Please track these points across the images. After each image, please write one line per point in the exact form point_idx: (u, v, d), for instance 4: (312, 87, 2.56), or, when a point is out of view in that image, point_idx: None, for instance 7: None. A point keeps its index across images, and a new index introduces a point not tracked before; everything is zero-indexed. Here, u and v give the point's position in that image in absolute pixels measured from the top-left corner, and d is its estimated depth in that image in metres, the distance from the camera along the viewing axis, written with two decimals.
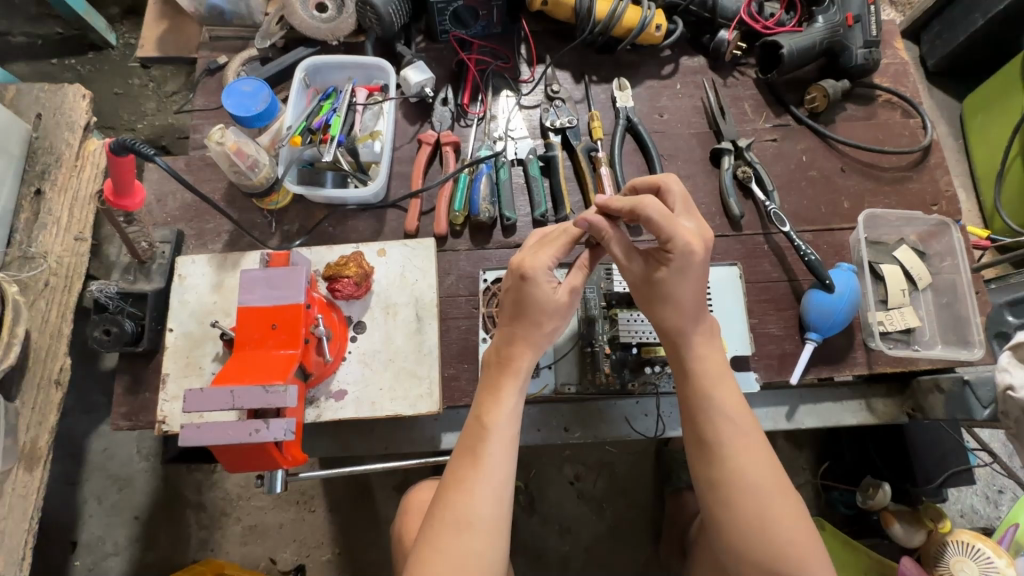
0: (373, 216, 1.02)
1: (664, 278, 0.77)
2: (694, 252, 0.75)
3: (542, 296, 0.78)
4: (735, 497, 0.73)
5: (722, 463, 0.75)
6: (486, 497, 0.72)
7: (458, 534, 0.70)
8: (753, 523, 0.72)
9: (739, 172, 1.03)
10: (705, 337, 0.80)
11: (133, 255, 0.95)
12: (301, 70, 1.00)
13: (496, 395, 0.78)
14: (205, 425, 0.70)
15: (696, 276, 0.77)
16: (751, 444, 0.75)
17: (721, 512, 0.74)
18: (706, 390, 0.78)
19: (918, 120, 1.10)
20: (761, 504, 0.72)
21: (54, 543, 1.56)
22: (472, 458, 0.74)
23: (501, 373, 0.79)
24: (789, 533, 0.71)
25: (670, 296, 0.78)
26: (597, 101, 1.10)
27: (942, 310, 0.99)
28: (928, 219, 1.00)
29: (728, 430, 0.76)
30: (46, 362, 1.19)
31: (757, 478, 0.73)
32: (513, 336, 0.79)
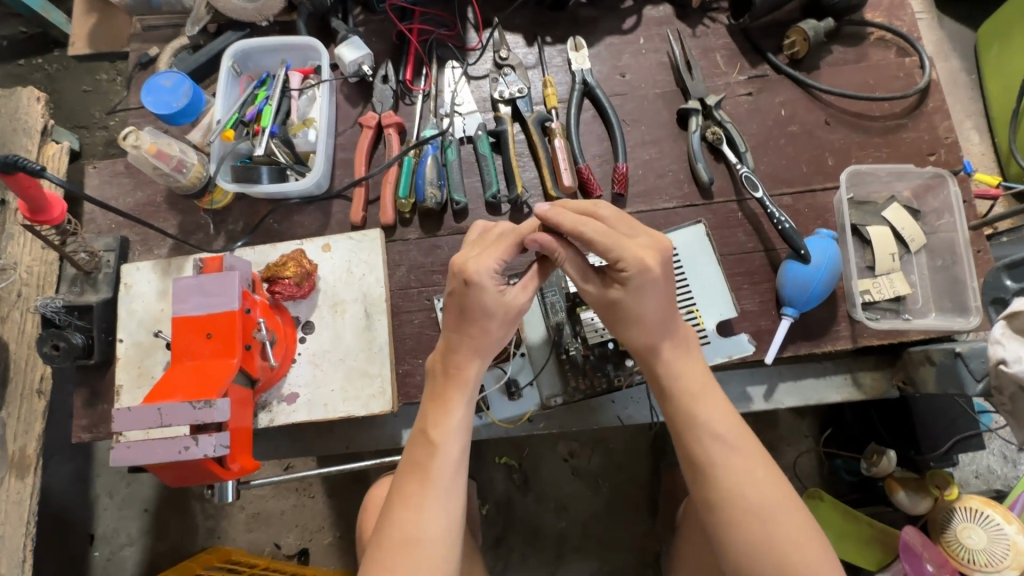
0: (319, 210, 0.97)
1: (623, 297, 0.71)
2: (651, 267, 0.69)
3: (489, 300, 0.70)
4: (739, 517, 0.66)
5: (717, 483, 0.68)
6: (435, 516, 0.68)
7: (405, 554, 0.66)
8: (762, 548, 0.64)
9: (708, 133, 0.94)
10: (677, 348, 0.74)
11: (76, 266, 0.92)
12: (228, 57, 0.93)
13: (439, 411, 0.72)
14: (134, 445, 0.68)
15: (660, 290, 0.70)
16: (745, 460, 0.68)
17: (720, 531, 0.67)
18: (688, 406, 0.72)
19: (915, 59, 0.97)
20: (767, 526, 0.65)
21: (71, 536, 1.63)
22: (422, 474, 0.70)
23: (447, 385, 0.73)
24: (800, 553, 0.64)
25: (636, 315, 0.71)
26: (552, 65, 1.01)
27: (937, 274, 0.90)
28: (922, 172, 0.89)
29: (733, 460, 0.68)
30: (26, 373, 1.21)
31: (757, 496, 0.66)
32: (453, 344, 0.72)
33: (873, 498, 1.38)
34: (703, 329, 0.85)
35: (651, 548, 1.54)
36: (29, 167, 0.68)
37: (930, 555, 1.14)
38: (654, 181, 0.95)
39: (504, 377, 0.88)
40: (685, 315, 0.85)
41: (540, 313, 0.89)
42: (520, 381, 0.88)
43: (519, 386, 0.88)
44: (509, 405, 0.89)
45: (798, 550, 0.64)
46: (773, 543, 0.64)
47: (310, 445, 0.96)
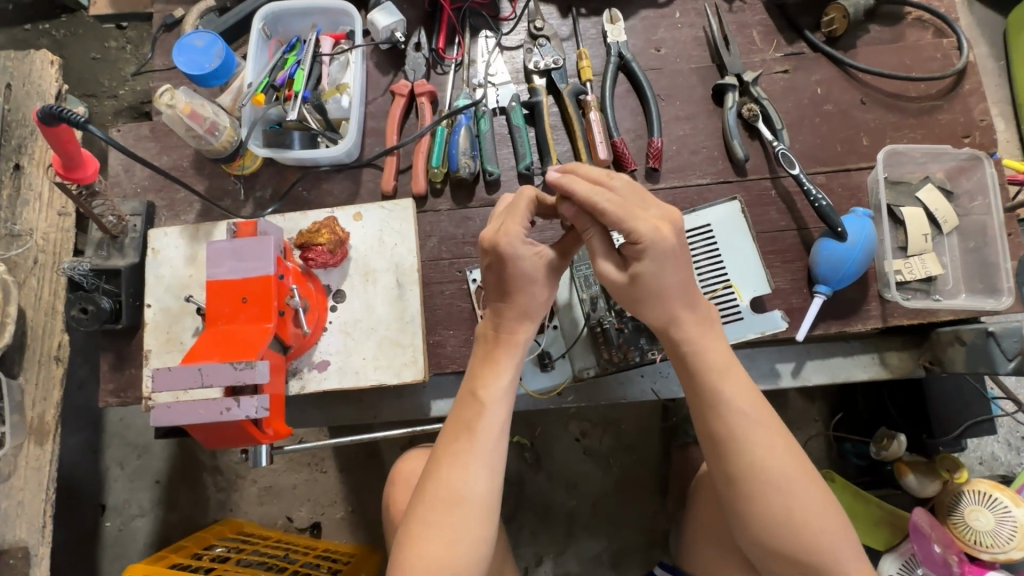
0: (349, 178, 0.96)
1: (642, 270, 0.68)
2: (665, 239, 0.67)
3: (528, 265, 0.71)
4: (761, 491, 0.66)
5: (739, 459, 0.67)
6: (481, 472, 0.69)
7: (450, 508, 0.67)
8: (782, 518, 0.65)
9: (744, 110, 0.93)
10: (700, 322, 0.72)
11: (103, 230, 0.91)
12: (259, 20, 0.92)
13: (489, 371, 0.73)
14: (175, 405, 0.68)
15: (676, 260, 0.68)
16: (769, 437, 0.67)
17: (740, 504, 0.67)
18: (712, 381, 0.69)
19: (953, 40, 0.97)
20: (790, 499, 0.65)
21: (82, 506, 1.64)
22: (467, 429, 0.70)
23: (499, 347, 0.73)
24: (817, 521, 0.65)
25: (656, 288, 0.69)
26: (586, 37, 1.00)
27: (968, 256, 0.90)
28: (957, 154, 0.89)
29: (756, 437, 0.67)
30: (44, 340, 1.20)
31: (777, 471, 0.66)
32: (507, 304, 0.73)
33: (881, 481, 1.40)
34: (737, 304, 0.86)
35: (661, 527, 1.56)
36: (72, 117, 0.67)
37: (938, 536, 1.18)
38: (687, 157, 0.95)
39: (537, 348, 0.89)
40: (722, 291, 0.86)
41: (573, 286, 0.89)
42: (552, 352, 0.89)
43: (551, 357, 0.89)
44: (541, 376, 0.89)
45: (816, 518, 0.65)
46: (791, 512, 0.65)
47: (338, 413, 0.96)
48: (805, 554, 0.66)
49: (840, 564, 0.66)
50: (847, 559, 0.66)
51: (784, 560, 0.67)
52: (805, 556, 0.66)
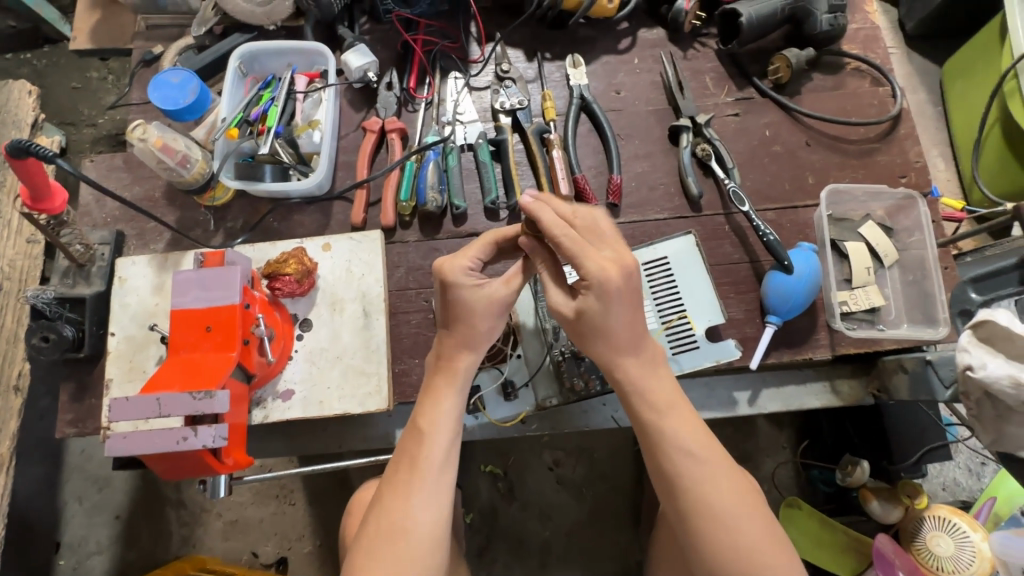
0: (320, 210, 0.98)
1: (585, 309, 0.69)
2: (611, 280, 0.67)
3: (468, 298, 0.72)
4: (706, 527, 0.65)
5: (684, 494, 0.67)
6: (422, 504, 0.68)
7: (391, 545, 0.66)
8: (728, 555, 0.64)
9: (698, 150, 0.99)
10: (644, 365, 0.72)
11: (70, 259, 0.91)
12: (234, 58, 0.95)
13: (434, 401, 0.73)
14: (132, 434, 0.68)
15: (624, 303, 0.68)
16: (713, 468, 0.67)
17: (688, 540, 0.67)
18: (653, 419, 0.70)
19: (888, 89, 1.05)
20: (734, 534, 0.65)
21: (35, 546, 1.57)
22: (409, 465, 0.71)
23: (438, 378, 0.74)
24: (765, 554, 0.64)
25: (600, 325, 0.69)
26: (550, 80, 1.05)
27: (909, 288, 0.95)
28: (894, 194, 0.96)
29: (699, 470, 0.67)
30: (5, 368, 1.18)
31: (721, 505, 0.66)
32: (444, 337, 0.75)
33: (847, 507, 1.43)
34: (693, 334, 0.89)
35: (634, 559, 1.56)
36: (40, 151, 0.69)
37: (902, 563, 1.20)
38: (646, 193, 1.00)
39: (500, 378, 0.90)
40: (677, 321, 0.90)
41: (536, 316, 0.92)
42: (516, 381, 0.91)
43: (515, 386, 0.90)
44: (505, 405, 0.90)
45: (762, 551, 0.64)
46: (737, 548, 0.64)
47: (301, 443, 0.94)
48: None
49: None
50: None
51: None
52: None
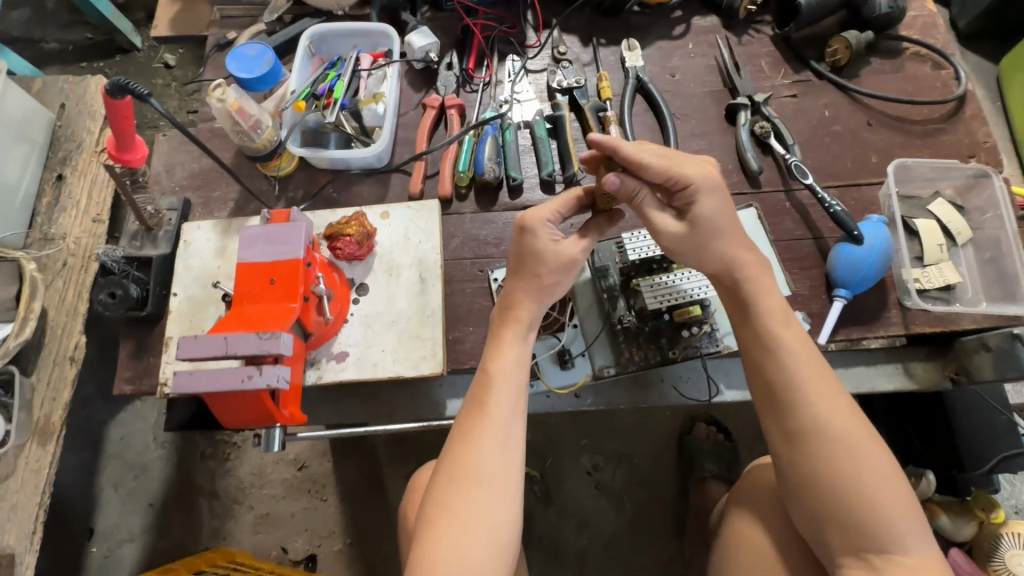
0: (378, 182, 1.00)
1: (696, 216, 0.73)
2: (710, 180, 0.72)
3: (545, 251, 0.77)
4: (822, 446, 0.66)
5: (801, 415, 0.68)
6: (492, 449, 0.70)
7: (467, 488, 0.68)
8: (843, 480, 0.65)
9: (756, 127, 0.99)
10: (758, 268, 0.76)
11: (140, 221, 0.95)
12: (305, 38, 1.01)
13: (500, 347, 0.76)
14: (198, 372, 0.67)
15: (724, 199, 0.73)
16: (828, 389, 0.69)
17: (801, 461, 0.68)
18: (770, 333, 0.72)
19: (951, 72, 1.03)
20: (853, 458, 0.66)
21: (69, 532, 1.56)
22: (478, 408, 0.73)
23: (503, 326, 0.77)
24: (879, 480, 0.65)
25: (714, 228, 0.73)
26: (606, 63, 1.07)
27: (985, 266, 0.91)
28: (966, 168, 0.93)
29: (816, 389, 0.68)
30: (61, 340, 1.20)
31: (836, 423, 0.67)
32: (513, 285, 0.79)
33: None
34: None
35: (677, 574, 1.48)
36: (135, 90, 0.69)
37: None
38: None
39: (556, 347, 0.88)
40: None
41: (592, 284, 0.90)
42: (572, 350, 0.88)
43: (571, 355, 0.88)
44: (562, 374, 0.88)
45: (878, 479, 0.65)
46: (852, 463, 0.66)
47: (350, 410, 0.93)
48: (864, 515, 0.64)
49: (901, 530, 0.64)
50: (903, 527, 0.64)
51: (845, 525, 0.65)
52: (865, 518, 0.64)
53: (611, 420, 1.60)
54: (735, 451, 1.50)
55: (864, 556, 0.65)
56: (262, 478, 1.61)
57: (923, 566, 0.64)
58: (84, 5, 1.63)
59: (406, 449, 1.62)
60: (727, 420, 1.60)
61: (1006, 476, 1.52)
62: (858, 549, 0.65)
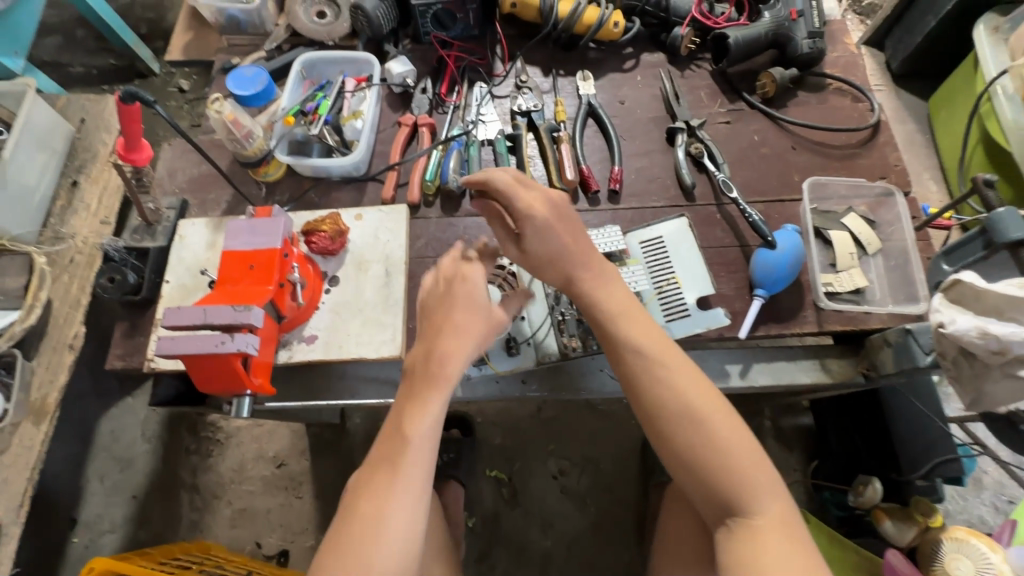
0: (355, 189, 1.12)
1: (528, 246, 0.83)
2: (538, 213, 0.81)
3: (466, 294, 0.82)
4: (670, 424, 0.74)
5: (650, 399, 0.76)
6: (431, 411, 0.79)
7: (403, 444, 0.78)
8: (693, 453, 0.73)
9: (692, 148, 1.11)
10: (596, 277, 0.83)
11: (142, 216, 1.08)
12: (297, 64, 1.15)
13: (416, 407, 0.79)
14: (179, 337, 0.78)
15: (557, 231, 0.82)
16: (674, 372, 0.76)
17: (659, 440, 0.76)
18: (618, 325, 0.80)
19: (868, 104, 1.16)
20: (700, 434, 0.73)
21: (53, 520, 1.62)
22: (419, 373, 0.82)
23: (417, 381, 0.80)
24: (729, 451, 0.72)
25: (542, 258, 0.83)
26: (563, 91, 1.21)
27: (892, 273, 1.01)
28: (872, 188, 1.05)
29: (663, 375, 0.76)
30: (62, 329, 1.30)
31: (681, 404, 0.74)
32: (445, 329, 0.81)
33: (861, 531, 1.39)
34: (684, 302, 0.97)
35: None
36: (141, 97, 0.81)
37: None
38: (644, 184, 1.11)
39: (504, 334, 0.98)
40: (668, 283, 0.98)
41: (538, 280, 1.02)
42: (519, 338, 0.98)
43: (517, 342, 0.97)
44: (508, 359, 0.97)
45: (727, 450, 0.72)
46: (699, 438, 0.73)
47: (317, 389, 1.02)
48: (717, 483, 0.72)
49: (757, 494, 0.71)
50: (759, 490, 0.71)
51: (704, 491, 0.73)
52: (719, 485, 0.72)
53: (578, 426, 1.68)
54: None
55: (726, 521, 0.72)
56: (242, 474, 1.68)
57: (780, 527, 0.70)
58: (109, 34, 1.80)
59: None
60: None
61: (957, 490, 1.58)
62: (722, 513, 0.73)
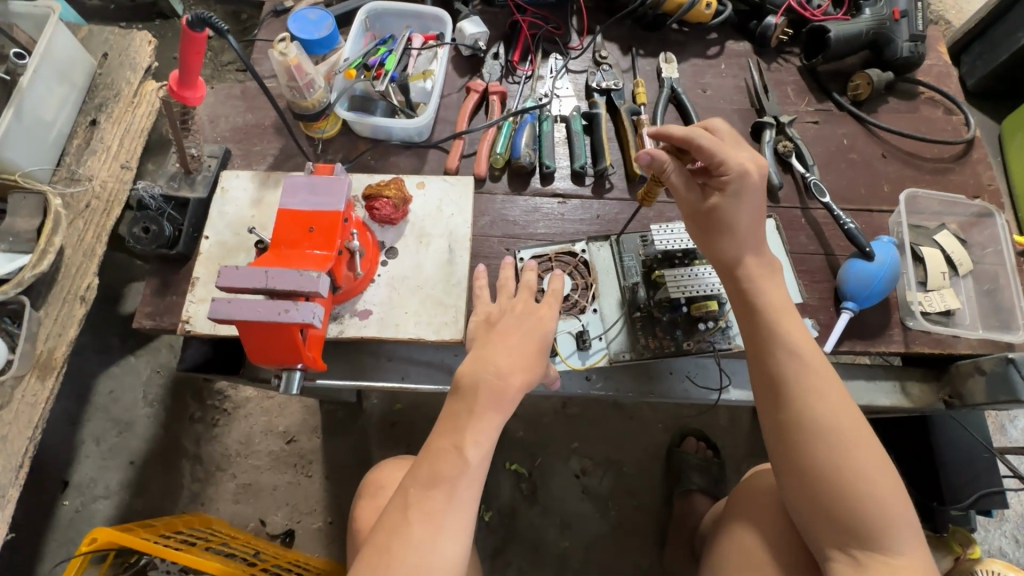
0: (415, 155, 1.04)
1: (720, 204, 0.78)
2: (749, 175, 0.76)
3: (518, 317, 0.80)
4: (811, 437, 0.70)
5: (793, 406, 0.72)
6: (516, 370, 0.75)
7: (493, 402, 0.72)
8: (831, 473, 0.69)
9: (779, 146, 1.04)
10: (762, 267, 0.80)
11: (181, 163, 0.97)
12: (362, 13, 1.05)
13: (477, 424, 0.71)
14: (236, 300, 0.69)
15: (755, 199, 0.77)
16: (823, 384, 0.72)
17: (793, 452, 0.71)
18: (768, 320, 0.76)
19: (961, 117, 1.10)
20: (842, 455, 0.69)
21: (43, 482, 1.52)
22: (503, 334, 0.78)
23: (480, 397, 0.72)
24: (868, 482, 0.68)
25: (727, 221, 0.78)
26: (642, 72, 1.13)
27: (982, 297, 0.97)
28: (970, 206, 1.00)
29: (812, 381, 0.72)
30: (74, 278, 1.14)
31: (831, 415, 0.71)
32: (500, 333, 0.78)
33: None
34: None
35: None
36: (217, 25, 0.75)
37: None
38: None
39: (575, 327, 0.91)
40: None
41: (615, 271, 0.94)
42: (590, 333, 0.91)
43: (589, 336, 0.91)
44: (580, 355, 0.90)
45: (867, 480, 0.68)
46: (843, 459, 0.69)
47: (362, 367, 0.95)
48: (853, 511, 0.68)
49: (894, 531, 0.67)
50: (896, 528, 0.67)
51: (830, 518, 0.69)
52: (855, 513, 0.67)
53: (603, 426, 1.62)
54: (722, 468, 1.52)
55: (849, 551, 0.68)
56: (248, 448, 1.60)
57: (914, 570, 0.66)
58: None
59: (397, 433, 1.61)
60: (716, 438, 1.62)
61: (981, 520, 1.56)
62: (846, 543, 0.68)
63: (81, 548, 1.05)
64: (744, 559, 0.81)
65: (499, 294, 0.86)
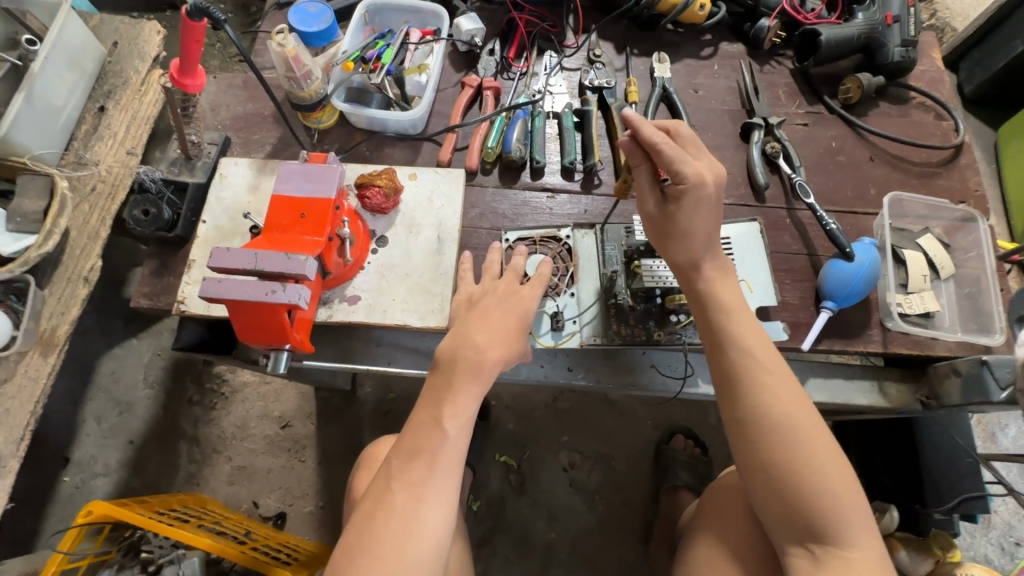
0: (409, 147, 1.07)
1: (676, 211, 0.80)
2: (705, 185, 0.78)
3: (499, 301, 0.82)
4: (763, 435, 0.72)
5: (746, 405, 0.74)
6: (495, 347, 0.77)
7: (472, 378, 0.74)
8: (785, 470, 0.70)
9: (767, 146, 1.06)
10: (721, 268, 0.82)
11: (182, 149, 1.01)
12: (362, 7, 1.08)
13: (456, 396, 0.74)
14: (226, 281, 0.72)
15: (709, 209, 0.79)
16: (775, 382, 0.74)
17: (747, 450, 0.74)
18: (723, 320, 0.79)
19: (951, 123, 1.11)
20: (795, 452, 0.71)
21: (45, 459, 1.57)
22: (482, 314, 0.80)
23: (459, 372, 0.74)
24: (822, 478, 0.69)
25: (684, 230, 0.80)
26: (636, 71, 1.15)
27: (963, 300, 0.98)
28: (954, 210, 1.01)
29: (764, 380, 0.74)
30: (77, 260, 1.17)
31: (783, 413, 0.72)
32: (480, 316, 0.80)
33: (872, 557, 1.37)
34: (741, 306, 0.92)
35: None
36: (214, 15, 0.77)
37: None
38: None
39: (551, 308, 0.93)
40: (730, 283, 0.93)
41: (597, 259, 0.96)
42: (564, 314, 0.93)
43: (563, 318, 0.92)
44: (553, 334, 0.92)
45: (822, 477, 0.69)
46: (796, 455, 0.70)
47: (344, 348, 0.98)
48: (809, 507, 0.69)
49: (850, 526, 0.69)
50: (853, 524, 0.69)
51: (788, 514, 0.71)
52: (808, 510, 0.69)
53: (593, 420, 1.64)
54: (709, 466, 1.53)
55: (808, 546, 0.70)
56: (244, 431, 1.63)
57: (870, 564, 0.68)
58: None
59: (390, 422, 1.64)
60: (705, 437, 1.64)
61: (967, 527, 1.57)
62: (803, 539, 0.70)
63: (78, 520, 1.08)
64: (714, 554, 0.83)
65: (483, 275, 0.89)
